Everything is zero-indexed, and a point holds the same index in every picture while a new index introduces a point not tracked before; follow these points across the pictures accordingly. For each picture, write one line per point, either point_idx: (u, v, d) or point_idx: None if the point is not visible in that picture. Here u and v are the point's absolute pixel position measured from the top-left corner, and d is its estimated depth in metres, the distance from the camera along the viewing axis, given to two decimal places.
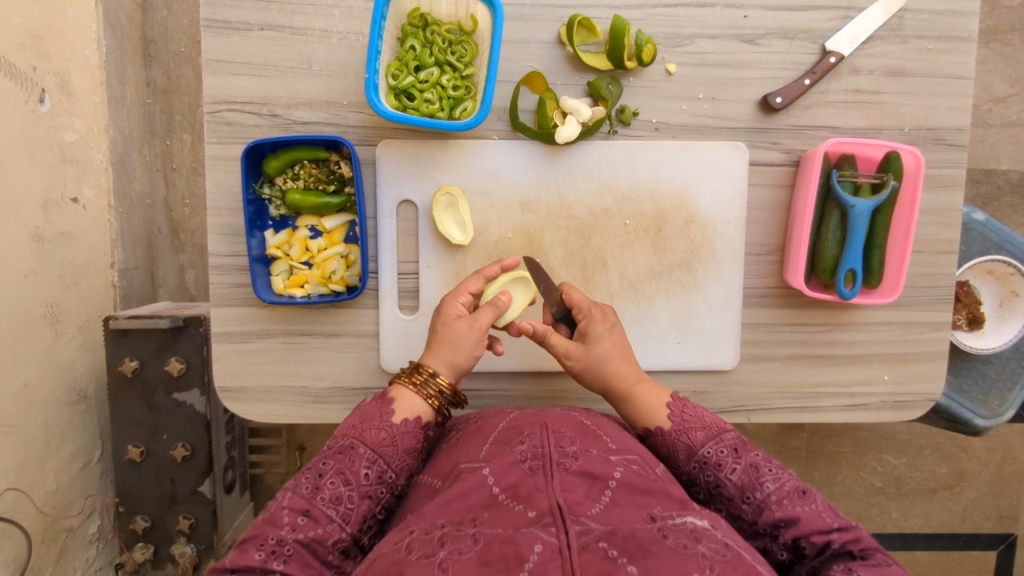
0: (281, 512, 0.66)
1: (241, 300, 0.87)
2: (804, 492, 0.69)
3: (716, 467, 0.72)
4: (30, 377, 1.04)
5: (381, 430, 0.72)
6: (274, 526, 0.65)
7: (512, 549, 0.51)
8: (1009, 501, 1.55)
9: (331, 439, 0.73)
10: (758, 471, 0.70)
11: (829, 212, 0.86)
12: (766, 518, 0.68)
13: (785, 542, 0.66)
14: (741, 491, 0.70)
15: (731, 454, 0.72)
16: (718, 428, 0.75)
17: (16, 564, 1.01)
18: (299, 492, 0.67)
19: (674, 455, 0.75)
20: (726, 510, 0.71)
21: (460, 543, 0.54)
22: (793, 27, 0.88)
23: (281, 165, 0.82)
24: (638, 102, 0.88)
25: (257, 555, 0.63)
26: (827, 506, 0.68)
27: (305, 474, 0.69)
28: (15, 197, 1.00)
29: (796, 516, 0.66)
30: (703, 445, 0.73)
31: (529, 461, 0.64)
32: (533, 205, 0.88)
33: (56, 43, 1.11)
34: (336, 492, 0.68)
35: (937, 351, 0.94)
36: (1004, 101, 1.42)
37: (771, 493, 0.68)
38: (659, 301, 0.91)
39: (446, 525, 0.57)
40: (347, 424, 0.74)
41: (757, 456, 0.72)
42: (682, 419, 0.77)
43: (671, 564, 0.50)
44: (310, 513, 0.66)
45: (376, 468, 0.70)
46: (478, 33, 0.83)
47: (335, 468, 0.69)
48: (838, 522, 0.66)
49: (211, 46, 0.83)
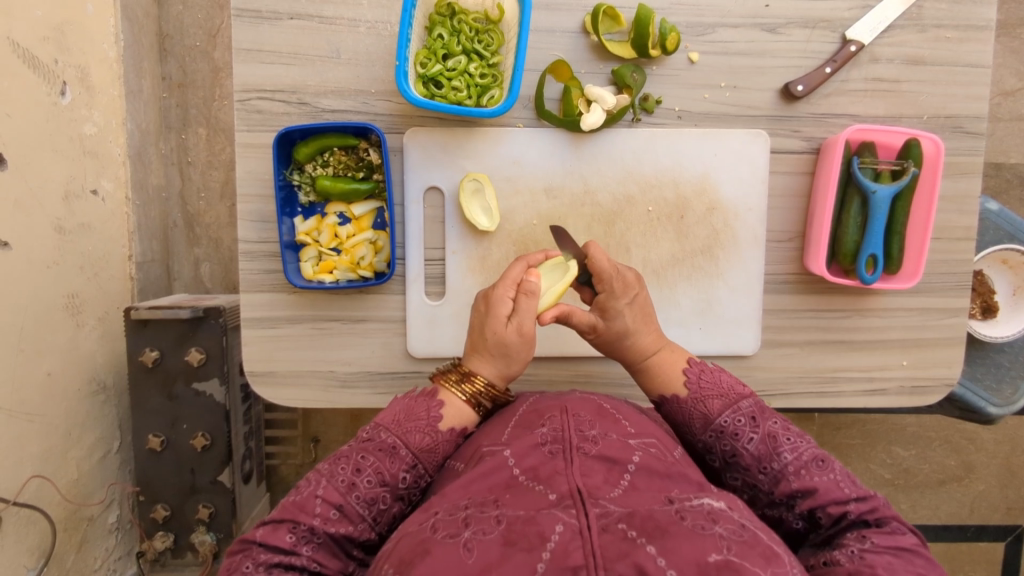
0: (314, 500, 0.66)
1: (270, 286, 0.88)
2: (822, 461, 0.69)
3: (733, 437, 0.73)
4: (53, 366, 1.05)
5: (425, 435, 0.73)
6: (306, 513, 0.65)
7: (534, 528, 0.53)
8: (1017, 493, 1.56)
9: (371, 431, 0.72)
10: (776, 441, 0.71)
11: (851, 197, 0.87)
12: (783, 489, 0.69)
13: (801, 512, 0.68)
14: (758, 461, 0.71)
15: (749, 423, 0.73)
16: (736, 395, 0.75)
17: (41, 550, 1.02)
18: (334, 482, 0.67)
19: (691, 423, 0.77)
20: (742, 479, 0.72)
21: (484, 524, 0.55)
22: (814, 16, 0.89)
23: (311, 152, 0.84)
24: (662, 90, 0.90)
25: (287, 537, 0.64)
26: (845, 475, 0.68)
27: (343, 462, 0.69)
28: (38, 188, 1.01)
29: (813, 486, 0.67)
30: (720, 413, 0.74)
31: (549, 444, 0.65)
32: (557, 191, 0.90)
33: (76, 37, 1.12)
34: (371, 492, 0.68)
35: (955, 337, 0.95)
36: (1013, 95, 1.44)
37: (788, 464, 0.69)
38: (682, 287, 0.92)
39: (469, 506, 0.58)
40: (390, 417, 0.74)
41: (775, 425, 0.72)
42: (700, 388, 0.78)
43: (688, 543, 0.51)
44: (344, 508, 0.66)
45: (412, 473, 0.71)
46: (504, 22, 0.85)
47: (374, 467, 0.69)
48: (855, 491, 0.67)
49: (241, 36, 0.84)
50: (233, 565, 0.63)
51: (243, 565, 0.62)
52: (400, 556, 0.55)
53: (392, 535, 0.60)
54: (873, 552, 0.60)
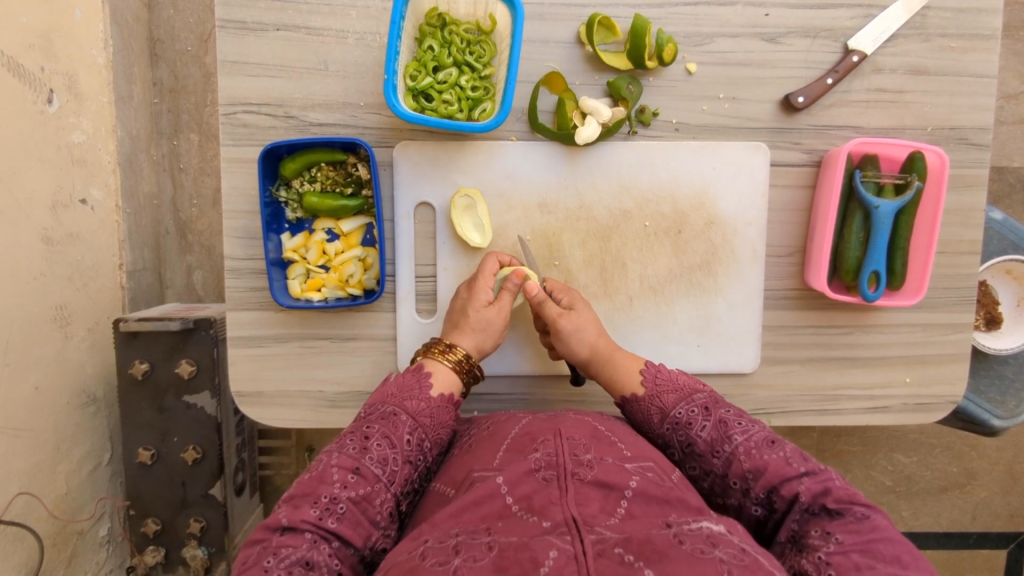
0: (331, 470, 0.66)
1: (257, 304, 0.86)
2: (772, 441, 0.70)
3: (687, 426, 0.74)
4: (40, 380, 1.02)
5: (421, 400, 0.74)
6: (326, 483, 0.65)
7: (526, 553, 0.50)
8: (1020, 500, 1.54)
9: (369, 407, 0.74)
10: (727, 426, 0.73)
11: (853, 211, 0.85)
12: (735, 470, 0.69)
13: (757, 495, 0.67)
14: (711, 446, 0.72)
15: (702, 412, 0.75)
16: (690, 389, 0.78)
17: (27, 568, 1.00)
18: (346, 451, 0.68)
19: (650, 419, 0.78)
20: (700, 467, 0.73)
21: (475, 551, 0.53)
22: (815, 26, 0.87)
23: (298, 168, 0.82)
24: (659, 102, 0.87)
25: (311, 511, 0.63)
26: (797, 453, 0.68)
27: (351, 436, 0.70)
28: (25, 199, 0.98)
29: (763, 464, 0.68)
30: (675, 406, 0.76)
31: (543, 471, 0.62)
32: (551, 206, 0.87)
33: (64, 43, 1.09)
34: (383, 453, 0.69)
35: (959, 353, 0.92)
36: (1016, 97, 1.41)
37: (738, 445, 0.70)
38: (680, 304, 0.90)
39: (460, 534, 0.56)
40: (383, 393, 0.76)
41: (727, 412, 0.74)
42: (655, 383, 0.80)
43: (687, 568, 0.49)
44: (360, 470, 0.66)
45: (417, 435, 0.72)
46: (496, 33, 0.82)
47: (381, 432, 0.70)
48: (806, 467, 0.66)
49: (226, 47, 0.82)
50: (252, 558, 0.59)
51: (264, 558, 0.59)
52: None
53: (380, 564, 0.57)
54: (840, 553, 0.57)
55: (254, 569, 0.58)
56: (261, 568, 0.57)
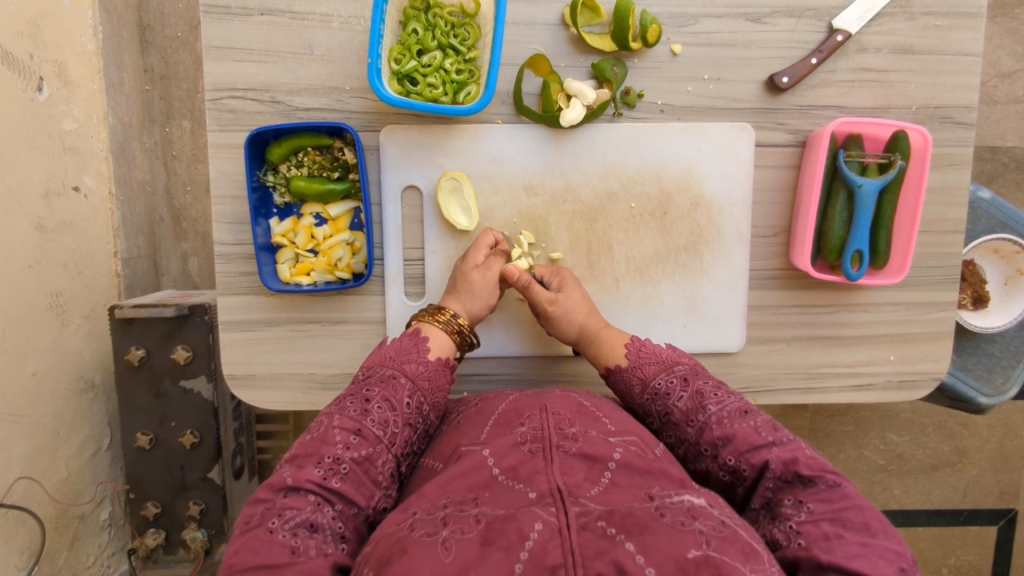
0: (333, 431, 0.67)
1: (247, 288, 0.87)
2: (745, 412, 0.71)
3: (665, 396, 0.76)
4: (38, 366, 1.03)
5: (419, 363, 0.76)
6: (329, 444, 0.66)
7: (513, 524, 0.51)
8: (1010, 477, 1.55)
9: (369, 368, 0.75)
10: (703, 397, 0.74)
11: (837, 190, 0.85)
12: (706, 437, 0.71)
13: (725, 461, 0.68)
14: (686, 416, 0.74)
15: (680, 383, 0.76)
16: (671, 361, 0.79)
17: (30, 551, 1.01)
18: (347, 414, 0.69)
19: (630, 390, 0.80)
20: (676, 435, 0.74)
21: (463, 523, 0.53)
22: (800, 5, 0.87)
23: (285, 152, 0.83)
24: (643, 83, 0.88)
25: (316, 471, 0.64)
26: (768, 423, 0.70)
27: (352, 399, 0.71)
28: (18, 187, 0.99)
29: (732, 433, 0.69)
30: (655, 376, 0.78)
31: (528, 443, 0.63)
32: (537, 188, 0.88)
33: (52, 30, 1.08)
34: (384, 416, 0.70)
35: (942, 331, 0.94)
36: (1010, 77, 1.41)
37: (711, 414, 0.72)
38: (665, 284, 0.91)
39: (448, 506, 0.56)
40: (381, 356, 0.76)
41: (704, 384, 0.75)
42: (638, 358, 0.81)
43: (667, 541, 0.49)
44: (362, 432, 0.68)
45: (416, 398, 0.73)
46: (481, 15, 0.83)
47: (381, 395, 0.71)
48: (773, 437, 0.68)
49: (210, 32, 0.82)
50: (255, 518, 0.61)
51: (269, 520, 0.60)
52: (377, 558, 0.53)
53: (370, 536, 0.57)
54: (810, 522, 0.59)
55: (259, 529, 0.59)
56: (266, 529, 0.59)
